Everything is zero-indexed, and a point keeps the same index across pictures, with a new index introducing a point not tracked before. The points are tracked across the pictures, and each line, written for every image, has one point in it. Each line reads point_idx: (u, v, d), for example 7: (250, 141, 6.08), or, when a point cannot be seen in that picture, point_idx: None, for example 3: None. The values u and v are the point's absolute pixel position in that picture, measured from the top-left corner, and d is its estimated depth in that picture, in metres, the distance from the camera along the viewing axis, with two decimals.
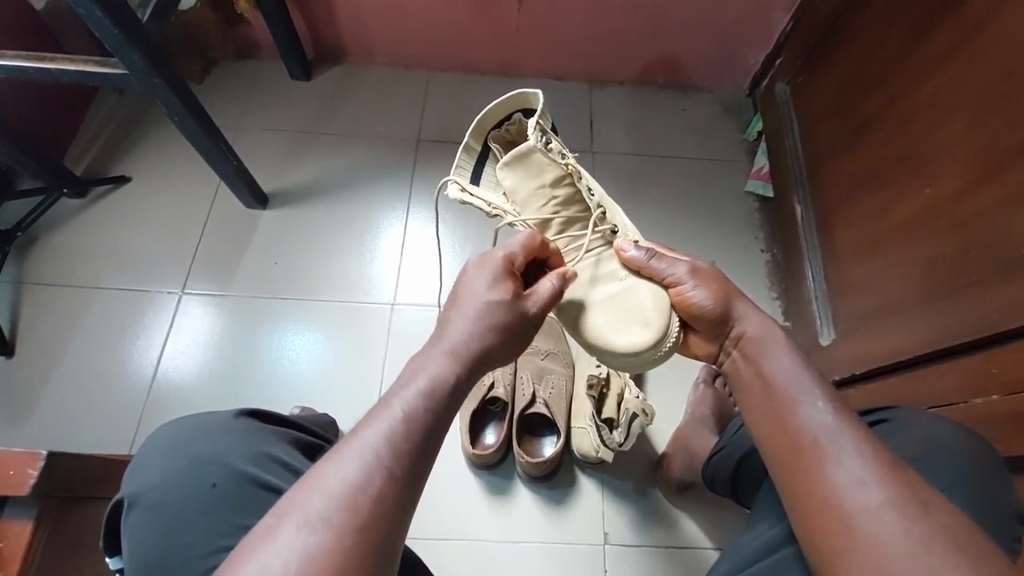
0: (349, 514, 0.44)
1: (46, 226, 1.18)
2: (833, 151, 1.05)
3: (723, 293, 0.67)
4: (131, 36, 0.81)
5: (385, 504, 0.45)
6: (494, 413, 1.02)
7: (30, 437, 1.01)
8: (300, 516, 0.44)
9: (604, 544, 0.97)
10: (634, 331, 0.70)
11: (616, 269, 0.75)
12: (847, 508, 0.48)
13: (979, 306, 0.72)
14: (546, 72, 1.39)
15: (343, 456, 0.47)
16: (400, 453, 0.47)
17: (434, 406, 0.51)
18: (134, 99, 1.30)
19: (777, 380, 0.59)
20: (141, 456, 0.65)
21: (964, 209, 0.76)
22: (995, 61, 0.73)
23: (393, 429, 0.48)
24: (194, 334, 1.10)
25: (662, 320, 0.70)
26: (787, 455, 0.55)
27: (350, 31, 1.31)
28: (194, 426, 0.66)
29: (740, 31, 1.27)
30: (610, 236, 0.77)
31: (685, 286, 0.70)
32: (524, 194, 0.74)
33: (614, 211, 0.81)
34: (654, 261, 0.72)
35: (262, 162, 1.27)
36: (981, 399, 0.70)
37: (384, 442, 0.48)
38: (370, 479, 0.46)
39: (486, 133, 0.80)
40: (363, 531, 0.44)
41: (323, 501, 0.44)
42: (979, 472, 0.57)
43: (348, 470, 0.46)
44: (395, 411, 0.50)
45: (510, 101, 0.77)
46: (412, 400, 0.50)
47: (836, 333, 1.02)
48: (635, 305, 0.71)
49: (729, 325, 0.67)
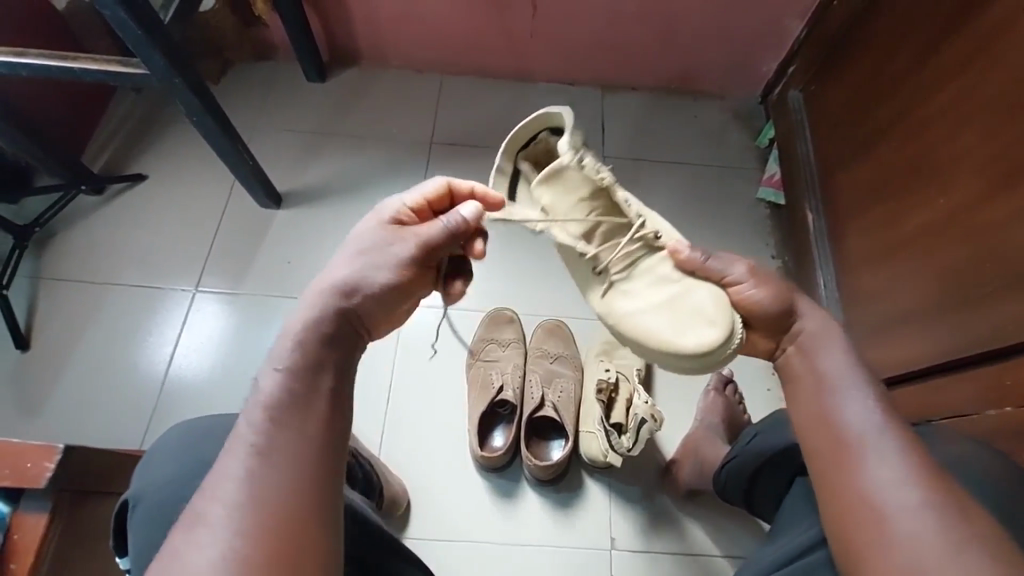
0: (249, 506, 0.46)
1: (64, 222, 1.20)
2: (847, 159, 1.04)
3: (777, 293, 0.66)
4: (154, 37, 0.83)
5: (290, 488, 0.48)
6: (502, 416, 1.02)
7: (41, 431, 1.03)
8: (197, 520, 0.46)
9: (610, 550, 0.96)
10: (702, 331, 0.66)
11: (670, 272, 0.71)
12: (875, 505, 0.50)
13: (995, 317, 0.72)
14: (559, 78, 1.39)
15: (226, 456, 0.49)
16: (273, 430, 0.50)
17: (291, 371, 0.53)
18: (150, 98, 1.32)
19: (823, 376, 0.61)
20: (146, 457, 0.66)
21: (977, 220, 0.76)
22: (1009, 72, 0.73)
23: (262, 417, 0.51)
24: (207, 332, 1.11)
25: (726, 317, 0.66)
26: (824, 452, 0.56)
27: (364, 34, 1.32)
28: (198, 428, 0.66)
29: (754, 38, 1.27)
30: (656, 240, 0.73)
31: (744, 286, 0.67)
32: (563, 210, 0.70)
33: (652, 216, 0.75)
34: (711, 261, 0.69)
35: (276, 162, 1.28)
36: (993, 412, 0.69)
37: (257, 434, 0.50)
38: (255, 464, 0.48)
39: (518, 150, 0.75)
40: (273, 521, 0.46)
41: (219, 501, 0.46)
42: (998, 483, 0.56)
43: (236, 470, 0.48)
44: (259, 398, 0.52)
45: (535, 120, 0.72)
46: (277, 381, 0.53)
47: (849, 343, 1.01)
48: (696, 308, 0.67)
49: (788, 321, 0.65)
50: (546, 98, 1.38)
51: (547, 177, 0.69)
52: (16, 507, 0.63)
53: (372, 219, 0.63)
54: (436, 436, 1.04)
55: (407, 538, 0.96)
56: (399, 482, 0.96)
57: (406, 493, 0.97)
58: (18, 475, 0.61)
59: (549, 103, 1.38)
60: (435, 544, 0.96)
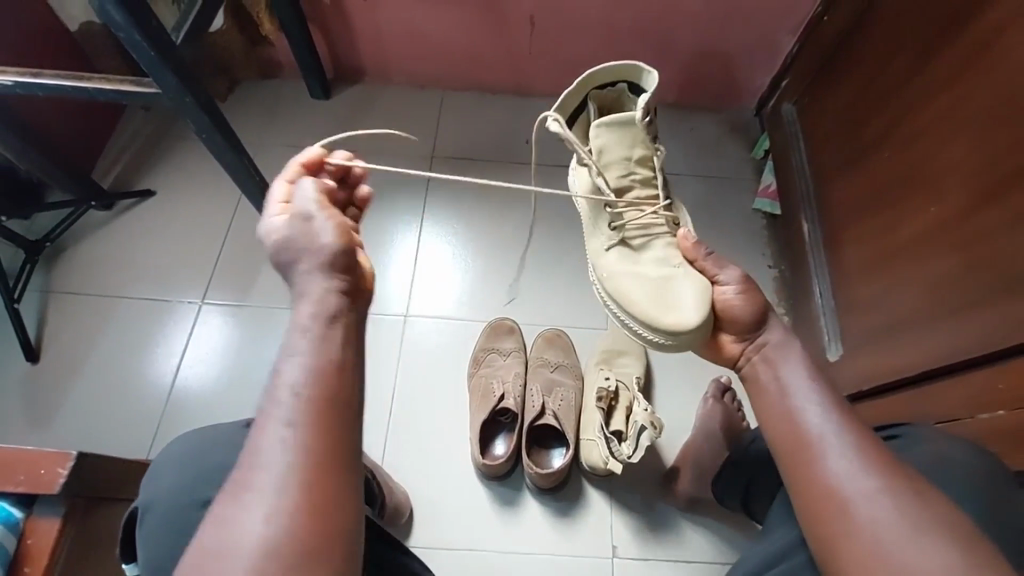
0: (294, 474, 0.48)
1: (74, 236, 1.22)
2: (840, 170, 1.07)
3: (761, 306, 0.69)
4: (166, 58, 0.86)
5: (323, 458, 0.49)
6: (503, 424, 1.04)
7: (49, 442, 1.04)
8: (247, 490, 0.47)
9: (612, 558, 0.97)
10: (682, 309, 0.72)
11: (671, 255, 0.78)
12: (843, 499, 0.51)
13: (986, 322, 0.73)
14: (558, 93, 1.43)
15: (267, 432, 0.50)
16: (310, 414, 0.50)
17: (317, 361, 0.53)
18: (160, 116, 1.35)
19: (782, 380, 0.62)
20: (156, 464, 0.68)
21: (968, 228, 0.77)
22: (997, 84, 0.75)
23: (293, 394, 0.51)
24: (211, 343, 1.13)
25: (707, 308, 0.71)
26: (787, 452, 0.57)
27: (368, 53, 1.36)
28: (205, 437, 0.68)
29: (748, 53, 1.30)
30: (673, 227, 0.82)
31: (728, 288, 0.72)
32: (610, 154, 0.80)
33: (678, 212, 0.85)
34: (711, 259, 0.75)
35: (282, 177, 1.31)
36: (987, 415, 0.71)
37: (292, 408, 0.51)
38: (295, 441, 0.49)
39: (588, 90, 0.86)
40: (315, 487, 0.48)
41: (268, 475, 0.48)
42: (987, 485, 0.58)
43: (276, 443, 0.49)
44: (288, 376, 0.52)
45: (622, 71, 0.84)
46: (300, 364, 0.53)
47: (844, 351, 1.03)
48: (685, 287, 0.73)
49: (756, 330, 0.68)
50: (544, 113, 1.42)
51: (612, 121, 0.80)
52: (28, 513, 0.63)
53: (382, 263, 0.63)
54: (439, 445, 1.05)
55: (411, 545, 0.97)
56: (402, 490, 0.98)
57: (409, 501, 0.99)
58: (32, 482, 0.62)
59: None
60: (438, 552, 0.97)
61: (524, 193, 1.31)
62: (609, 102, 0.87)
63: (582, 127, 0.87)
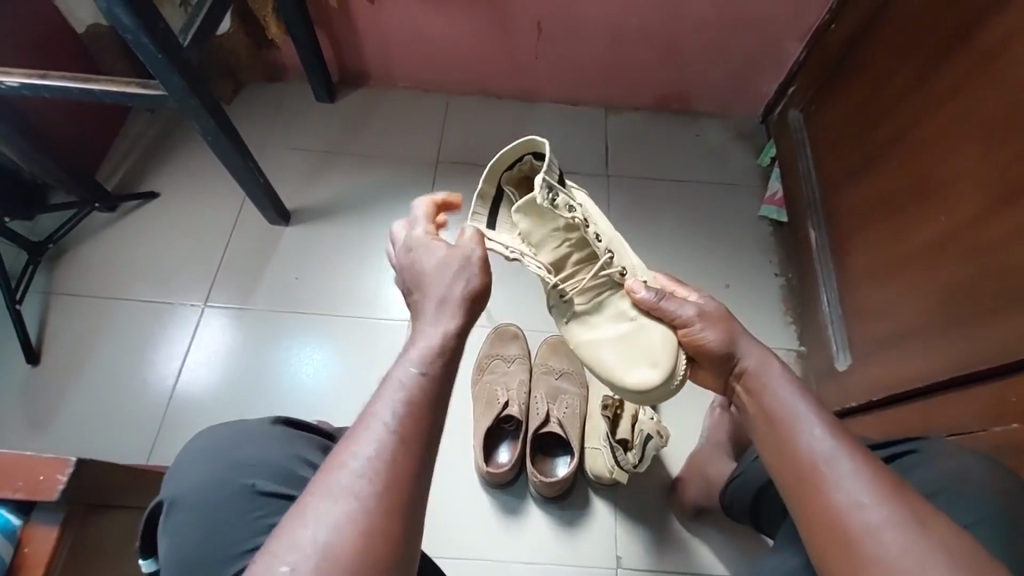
0: (375, 482, 0.45)
1: (77, 238, 1.22)
2: (847, 178, 1.06)
3: (729, 332, 0.68)
4: (173, 60, 0.85)
5: (410, 473, 0.47)
6: (507, 432, 1.02)
7: (49, 446, 1.03)
8: (326, 489, 0.45)
9: (617, 568, 0.96)
10: (644, 371, 0.72)
11: (626, 309, 0.75)
12: (855, 528, 0.47)
13: (999, 331, 0.72)
14: (563, 99, 1.42)
15: (362, 432, 0.48)
16: (411, 426, 0.48)
17: (434, 372, 0.51)
18: (165, 118, 1.35)
19: (779, 406, 0.59)
20: (179, 461, 0.66)
21: (980, 236, 0.76)
22: (1006, 93, 0.74)
23: (400, 400, 0.49)
24: (214, 347, 1.13)
25: (670, 358, 0.71)
26: (788, 476, 0.54)
27: (373, 57, 1.36)
28: (229, 434, 0.67)
29: (754, 61, 1.30)
30: (619, 277, 0.76)
31: (695, 327, 0.70)
32: (539, 236, 0.74)
33: (623, 252, 0.78)
34: (664, 301, 0.72)
35: (286, 181, 1.31)
36: (1001, 428, 0.69)
37: (394, 414, 0.48)
38: (388, 448, 0.47)
39: (499, 174, 0.76)
40: (394, 500, 0.45)
41: (349, 475, 0.46)
42: (1004, 502, 0.57)
43: (368, 447, 0.47)
44: (399, 382, 0.50)
45: (518, 147, 0.73)
46: (414, 371, 0.51)
47: (852, 360, 1.02)
48: (647, 345, 0.72)
49: (731, 364, 0.67)
50: (549, 118, 1.41)
51: (527, 209, 0.71)
52: (25, 519, 0.63)
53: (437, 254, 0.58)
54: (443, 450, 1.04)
55: (430, 554, 0.96)
56: None
57: None
58: (29, 488, 0.61)
59: (554, 123, 1.40)
60: (448, 558, 0.95)
61: None
62: (515, 169, 0.76)
63: (506, 204, 0.78)
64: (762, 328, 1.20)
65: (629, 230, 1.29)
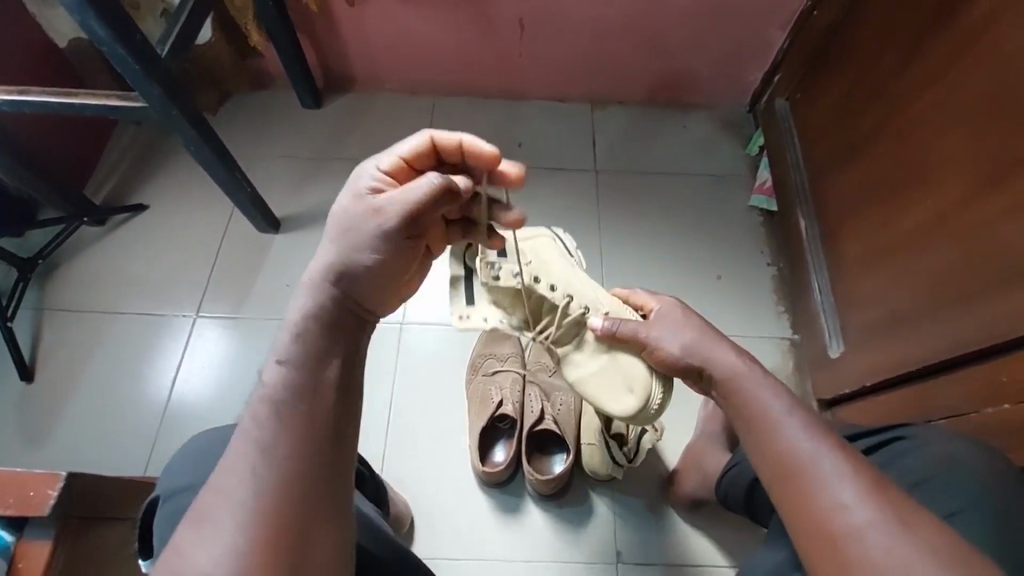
0: (257, 486, 0.45)
1: (67, 254, 1.22)
2: (836, 164, 1.06)
3: (690, 343, 0.70)
4: (151, 71, 0.85)
5: (293, 468, 0.46)
6: (502, 431, 1.02)
7: (45, 462, 1.03)
8: (206, 509, 0.45)
9: (616, 563, 0.96)
10: (624, 399, 0.80)
11: (595, 346, 0.81)
12: (839, 527, 0.47)
13: (990, 314, 0.72)
14: (550, 95, 1.42)
15: (233, 445, 0.47)
16: (288, 420, 0.48)
17: (293, 360, 0.50)
18: (151, 130, 1.35)
19: (756, 410, 0.58)
20: (175, 461, 0.67)
21: (971, 218, 0.76)
22: (993, 73, 0.74)
23: (266, 400, 0.49)
24: (206, 357, 1.12)
25: (642, 387, 0.79)
26: (777, 478, 0.53)
27: (358, 61, 1.36)
28: (224, 434, 0.67)
29: (739, 51, 1.30)
30: (582, 316, 0.80)
31: (656, 348, 0.73)
32: (504, 304, 0.80)
33: (580, 286, 0.81)
34: (622, 330, 0.77)
35: (274, 189, 1.31)
36: (993, 408, 0.72)
37: (264, 415, 0.48)
38: (265, 449, 0.47)
39: None
40: (284, 496, 0.45)
41: (224, 487, 0.45)
42: (990, 486, 0.57)
43: (242, 457, 0.46)
44: (264, 384, 0.50)
45: None
46: (275, 369, 0.50)
47: (845, 347, 1.02)
48: (620, 377, 0.80)
49: (695, 369, 0.69)
50: (537, 116, 1.41)
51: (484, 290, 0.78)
52: (17, 536, 0.63)
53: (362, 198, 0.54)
54: (438, 452, 1.04)
55: (415, 550, 0.96)
56: (403, 501, 0.97)
57: (410, 512, 0.97)
58: (20, 505, 0.62)
59: (541, 121, 1.40)
60: (437, 560, 0.95)
61: (519, 197, 1.30)
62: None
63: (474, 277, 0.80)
64: (756, 318, 1.20)
65: (619, 225, 1.29)
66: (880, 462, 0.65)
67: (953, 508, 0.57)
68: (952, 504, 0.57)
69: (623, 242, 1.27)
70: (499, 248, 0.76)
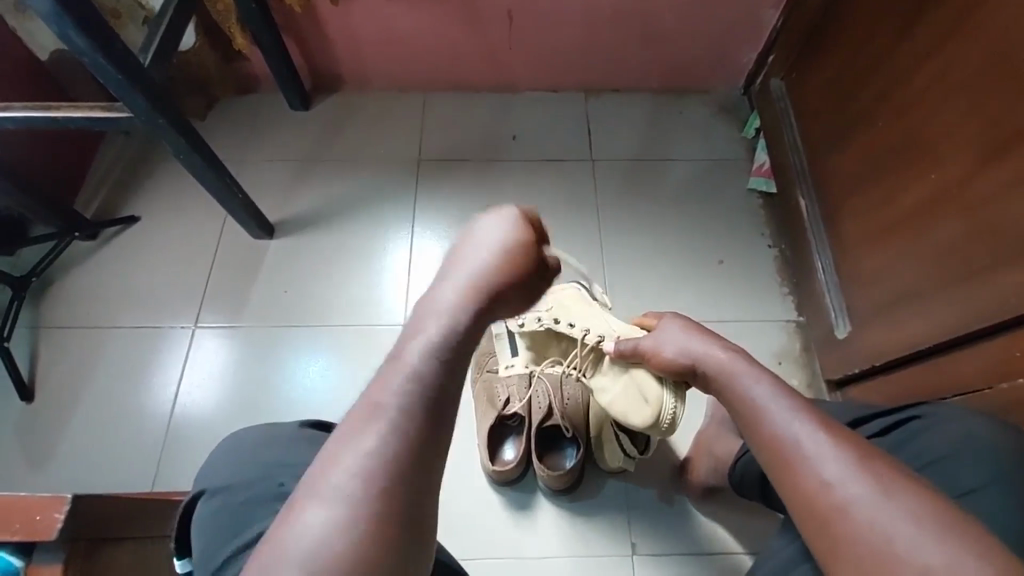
0: (371, 482, 0.46)
1: (60, 270, 1.20)
2: (833, 144, 1.05)
3: (684, 343, 0.73)
4: (134, 80, 0.83)
5: (406, 474, 0.47)
6: (512, 427, 1.01)
7: (51, 481, 1.02)
8: (322, 489, 0.45)
9: (631, 555, 0.95)
10: (642, 410, 0.84)
11: (613, 368, 0.88)
12: (828, 504, 0.48)
13: (996, 288, 0.72)
14: (541, 85, 1.40)
15: (357, 431, 0.47)
16: (411, 426, 0.48)
17: (442, 361, 0.51)
18: (139, 140, 1.33)
19: (744, 402, 0.60)
20: (209, 461, 0.68)
21: (972, 192, 0.75)
22: (988, 46, 0.73)
23: (404, 386, 0.49)
24: (208, 367, 1.11)
25: (653, 398, 0.83)
26: (781, 469, 0.52)
27: (345, 60, 1.34)
28: (260, 433, 0.68)
29: (732, 33, 1.28)
30: (597, 343, 0.89)
31: (655, 351, 0.77)
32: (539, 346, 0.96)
33: (596, 318, 0.90)
34: (629, 347, 0.83)
35: (267, 194, 1.29)
36: (1006, 384, 0.71)
37: (395, 405, 0.48)
38: (387, 445, 0.47)
39: None
40: (384, 497, 0.45)
41: (344, 472, 0.46)
42: (1010, 463, 0.57)
43: (365, 444, 0.47)
44: (405, 367, 0.50)
45: None
46: (421, 356, 0.51)
47: (852, 327, 1.01)
48: (634, 392, 0.85)
49: (690, 372, 0.72)
50: (529, 107, 1.39)
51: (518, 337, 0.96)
52: (26, 561, 0.63)
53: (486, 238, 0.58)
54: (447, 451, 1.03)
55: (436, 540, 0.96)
56: None
57: None
58: (25, 530, 0.60)
59: (534, 112, 1.38)
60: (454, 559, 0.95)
61: (515, 190, 1.29)
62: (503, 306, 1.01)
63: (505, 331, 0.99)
64: (760, 302, 1.19)
65: (618, 214, 1.27)
66: (892, 442, 0.64)
67: (973, 487, 0.56)
68: (971, 483, 0.56)
69: (623, 231, 1.25)
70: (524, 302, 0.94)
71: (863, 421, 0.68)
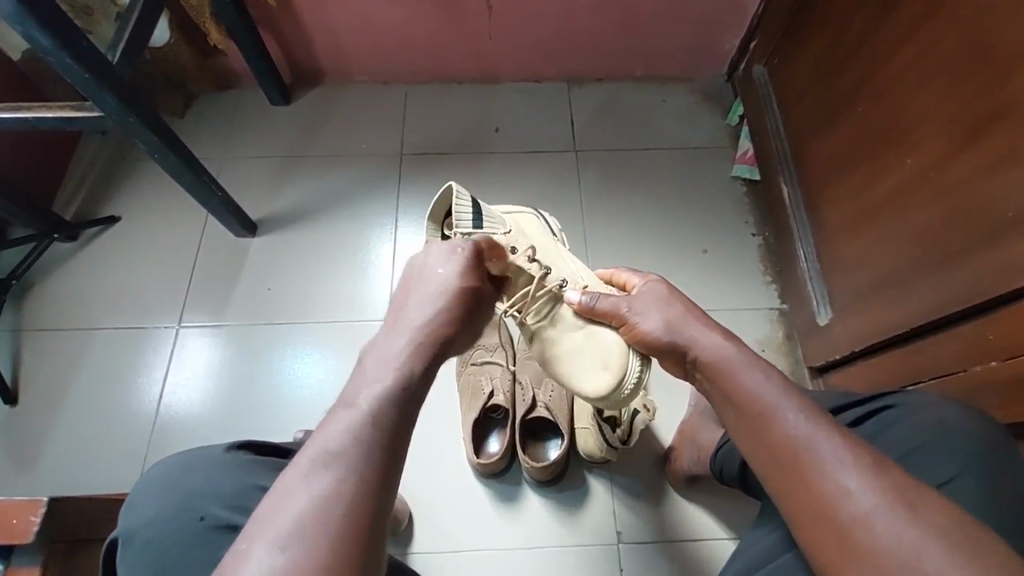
0: (320, 524, 0.44)
1: (40, 272, 1.19)
2: (815, 129, 1.04)
3: (668, 320, 0.68)
4: (101, 78, 0.82)
5: (358, 510, 0.46)
6: (496, 421, 1.02)
7: (31, 488, 1.02)
8: (269, 535, 0.44)
9: (616, 543, 0.96)
10: (599, 376, 0.78)
11: (573, 320, 0.80)
12: (843, 519, 0.47)
13: (971, 272, 0.72)
14: (524, 76, 1.39)
15: (304, 474, 0.47)
16: (364, 464, 0.47)
17: (395, 401, 0.51)
18: (117, 139, 1.32)
19: (744, 395, 0.57)
20: (135, 494, 0.65)
21: (950, 176, 0.75)
22: (963, 26, 0.72)
23: (354, 431, 0.49)
24: (194, 367, 1.11)
25: (620, 361, 0.76)
26: (773, 463, 0.53)
27: (325, 53, 1.32)
28: (182, 462, 0.66)
29: (714, 19, 1.27)
30: (557, 290, 0.80)
31: (634, 322, 0.72)
32: None
33: (559, 261, 0.83)
34: (598, 305, 0.76)
35: (248, 191, 1.28)
36: (980, 367, 0.72)
37: (347, 448, 0.48)
38: (338, 489, 0.46)
39: (440, 225, 0.85)
40: (337, 539, 0.44)
41: (290, 518, 0.45)
42: (981, 450, 0.57)
43: (315, 486, 0.46)
44: (357, 411, 0.50)
45: (440, 202, 0.82)
46: (374, 399, 0.50)
47: (834, 313, 1.01)
48: (597, 351, 0.78)
49: (681, 352, 0.67)
50: (512, 99, 1.38)
51: None
52: (8, 563, 0.65)
53: (445, 257, 0.62)
54: (433, 445, 1.03)
55: (412, 552, 0.96)
56: (401, 499, 0.96)
57: (408, 507, 0.97)
58: (4, 532, 0.62)
59: (517, 103, 1.38)
60: (435, 556, 0.95)
61: (499, 183, 1.28)
62: (447, 221, 0.85)
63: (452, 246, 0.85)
64: (745, 289, 1.19)
65: (599, 204, 1.27)
66: (869, 430, 0.65)
67: (945, 474, 0.57)
68: (943, 470, 0.57)
69: (606, 220, 1.25)
70: (473, 216, 0.79)
71: (841, 409, 0.69)
